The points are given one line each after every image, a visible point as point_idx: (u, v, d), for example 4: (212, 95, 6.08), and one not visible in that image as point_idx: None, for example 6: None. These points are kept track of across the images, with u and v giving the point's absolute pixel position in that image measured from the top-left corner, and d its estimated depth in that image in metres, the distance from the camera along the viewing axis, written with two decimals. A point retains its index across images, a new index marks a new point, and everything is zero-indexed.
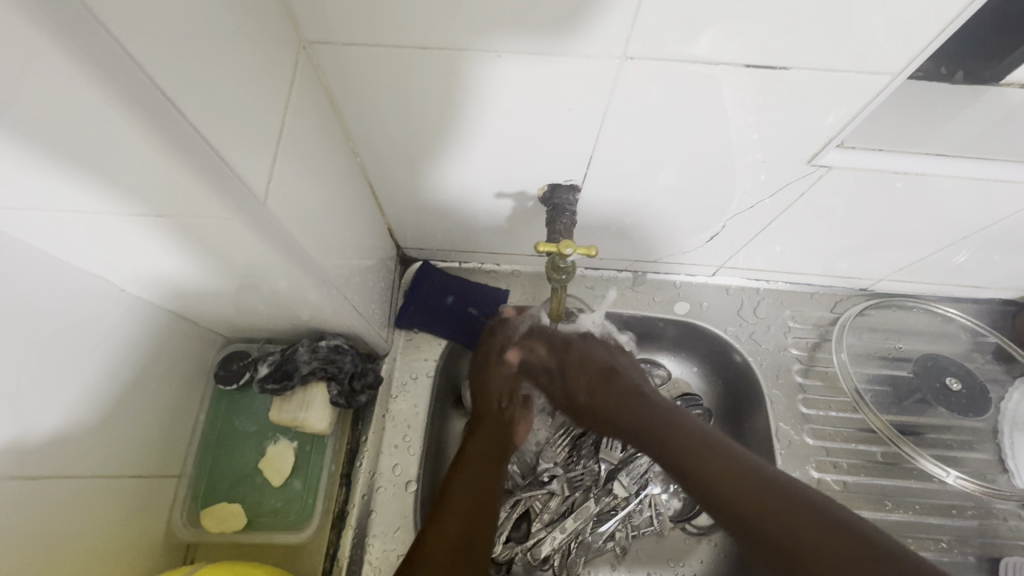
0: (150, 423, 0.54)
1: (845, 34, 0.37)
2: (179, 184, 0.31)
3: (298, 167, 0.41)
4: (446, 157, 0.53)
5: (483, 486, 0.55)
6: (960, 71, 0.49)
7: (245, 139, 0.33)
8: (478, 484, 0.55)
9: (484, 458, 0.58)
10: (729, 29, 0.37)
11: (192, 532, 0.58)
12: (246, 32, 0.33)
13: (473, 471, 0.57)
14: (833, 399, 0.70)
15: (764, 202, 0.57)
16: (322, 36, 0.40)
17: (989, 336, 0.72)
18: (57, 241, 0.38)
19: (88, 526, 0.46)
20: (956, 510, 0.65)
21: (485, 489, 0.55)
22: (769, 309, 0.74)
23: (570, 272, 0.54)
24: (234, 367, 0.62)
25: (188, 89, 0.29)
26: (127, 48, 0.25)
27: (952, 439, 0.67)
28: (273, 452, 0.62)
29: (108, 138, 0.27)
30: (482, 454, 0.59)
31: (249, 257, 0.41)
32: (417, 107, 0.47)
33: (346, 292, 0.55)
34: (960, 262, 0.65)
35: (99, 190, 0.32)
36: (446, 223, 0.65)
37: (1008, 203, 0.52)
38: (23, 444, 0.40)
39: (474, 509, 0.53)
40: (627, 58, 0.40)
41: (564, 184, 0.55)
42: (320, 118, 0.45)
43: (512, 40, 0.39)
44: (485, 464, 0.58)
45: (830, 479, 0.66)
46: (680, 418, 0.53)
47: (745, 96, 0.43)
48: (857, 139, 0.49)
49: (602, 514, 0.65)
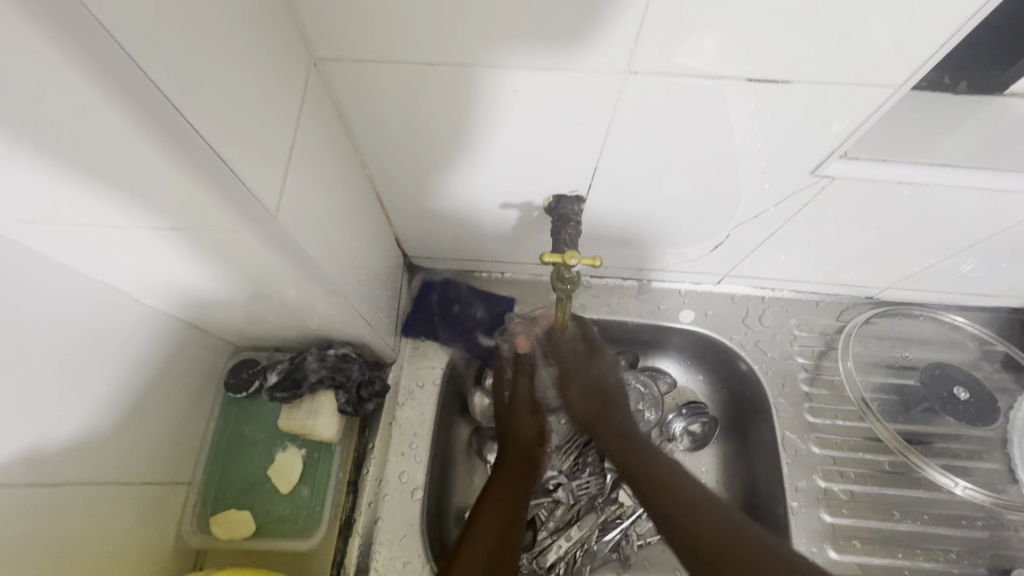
0: (161, 430, 0.55)
1: (847, 45, 0.37)
2: (196, 200, 0.32)
3: (309, 181, 0.42)
4: (453, 169, 0.54)
5: (507, 518, 0.57)
6: (964, 81, 0.50)
7: (257, 155, 0.34)
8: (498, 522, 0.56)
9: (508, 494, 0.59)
10: (731, 41, 0.38)
11: (201, 539, 0.59)
12: (259, 52, 0.34)
13: (495, 509, 0.57)
14: (840, 408, 0.70)
15: (768, 211, 0.57)
16: (332, 53, 0.41)
17: (997, 344, 0.71)
18: (74, 252, 0.39)
19: (100, 531, 0.47)
20: (966, 521, 0.65)
21: (509, 530, 0.56)
22: (775, 316, 0.74)
23: (575, 283, 0.54)
24: (244, 375, 0.63)
25: (203, 110, 0.30)
26: (148, 73, 0.26)
27: (960, 449, 0.66)
28: (282, 458, 0.62)
29: (128, 156, 0.29)
30: (504, 491, 0.59)
31: (260, 268, 0.42)
32: (425, 122, 0.48)
33: (355, 301, 0.55)
34: (967, 270, 0.65)
35: (117, 203, 0.33)
36: (453, 232, 0.66)
37: (1014, 212, 0.52)
38: (38, 452, 0.41)
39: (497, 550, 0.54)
40: (630, 72, 0.41)
41: (569, 195, 0.56)
42: (329, 130, 0.46)
43: (518, 55, 0.40)
44: (506, 501, 0.58)
45: (837, 488, 0.66)
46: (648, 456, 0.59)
47: (751, 104, 0.43)
48: (858, 149, 0.49)
49: (607, 523, 0.66)
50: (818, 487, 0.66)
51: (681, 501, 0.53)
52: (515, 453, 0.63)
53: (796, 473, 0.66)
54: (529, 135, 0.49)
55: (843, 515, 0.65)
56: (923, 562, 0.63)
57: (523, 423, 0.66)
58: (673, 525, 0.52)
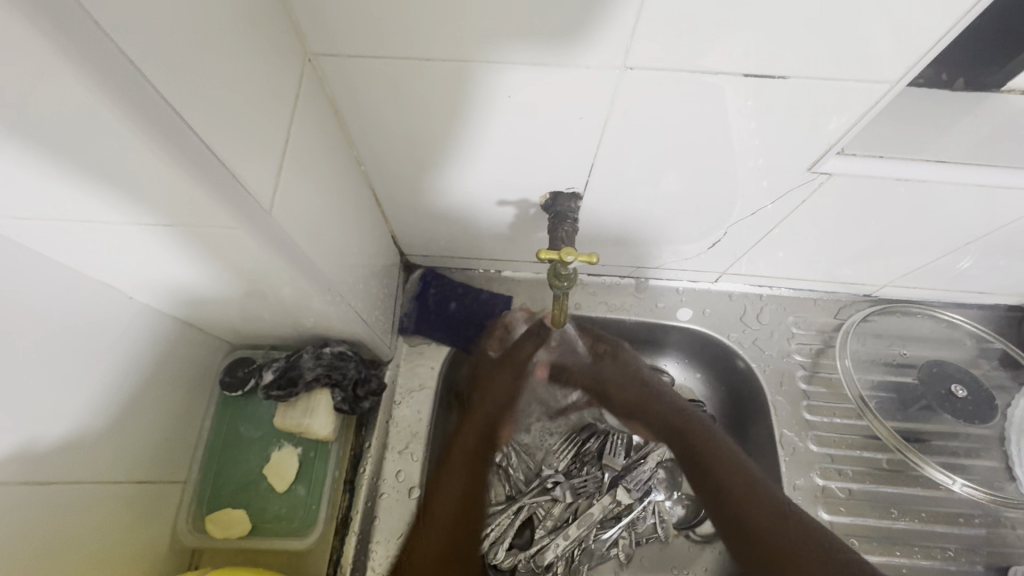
0: (157, 429, 0.54)
1: (845, 40, 0.37)
2: (187, 195, 0.32)
3: (304, 178, 0.42)
4: (450, 167, 0.54)
5: (469, 482, 0.60)
6: (960, 79, 0.49)
7: (251, 152, 0.34)
8: (463, 484, 0.60)
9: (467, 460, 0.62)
10: (731, 37, 0.38)
11: (197, 538, 0.58)
12: (252, 47, 0.34)
13: (460, 473, 0.61)
14: (837, 406, 0.70)
15: (766, 208, 0.57)
16: (327, 49, 0.41)
17: (994, 342, 0.71)
18: (66, 249, 0.39)
19: (95, 531, 0.47)
20: (963, 518, 0.65)
21: (473, 492, 0.60)
22: (772, 314, 0.74)
23: (572, 280, 0.54)
24: (239, 374, 0.63)
25: (194, 104, 0.29)
26: (138, 66, 0.25)
27: (959, 446, 0.67)
28: (277, 456, 0.62)
29: (118, 150, 0.28)
30: (466, 459, 0.62)
31: (255, 264, 0.41)
32: (421, 118, 0.47)
33: (351, 299, 0.55)
34: (965, 268, 0.64)
35: (107, 199, 0.32)
36: (449, 230, 0.66)
37: (1012, 209, 0.52)
38: (32, 451, 0.41)
39: (461, 510, 0.58)
40: (627, 68, 0.41)
41: (566, 192, 0.56)
42: (324, 126, 0.46)
43: (515, 51, 0.40)
44: (470, 466, 0.62)
45: (835, 486, 0.66)
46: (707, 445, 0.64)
47: (749, 100, 0.43)
48: (857, 146, 0.49)
49: (606, 521, 0.65)
50: (815, 485, 0.66)
51: (727, 478, 0.61)
52: (479, 418, 0.67)
53: (794, 472, 0.66)
54: (526, 132, 0.48)
55: (841, 513, 0.65)
56: (921, 560, 0.63)
57: (499, 384, 0.69)
58: (727, 508, 0.59)
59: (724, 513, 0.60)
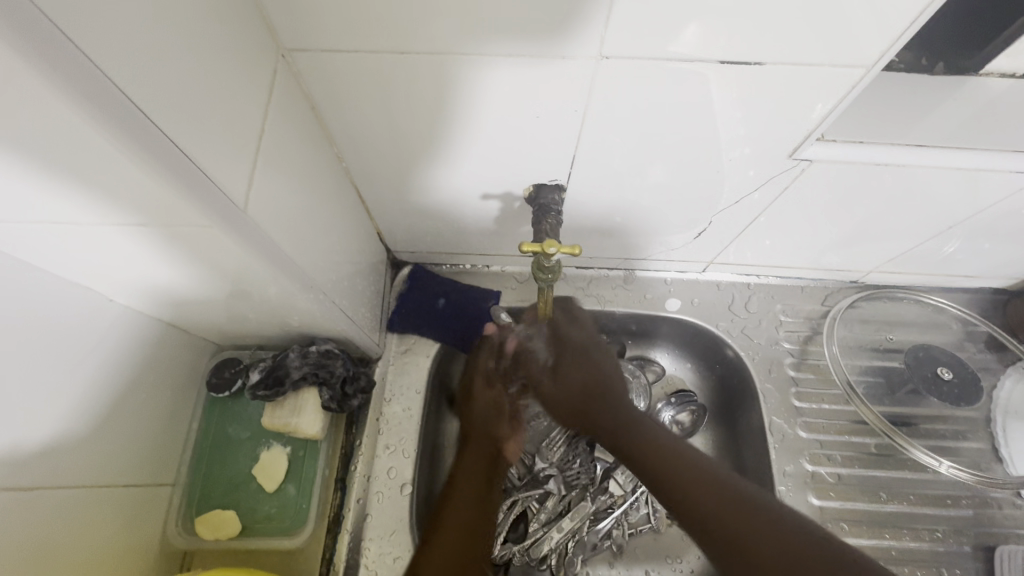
0: (145, 429, 0.54)
1: (827, 17, 0.36)
2: (163, 199, 0.32)
3: (278, 175, 0.41)
4: (431, 162, 0.54)
5: (478, 507, 0.56)
6: (940, 63, 0.50)
7: (224, 149, 0.34)
8: (468, 511, 0.55)
9: (474, 485, 0.57)
10: (710, 25, 0.37)
11: (187, 540, 0.58)
12: (221, 43, 0.34)
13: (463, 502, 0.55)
14: (826, 393, 0.71)
15: (752, 195, 0.56)
16: (300, 44, 0.40)
17: (980, 325, 0.71)
18: (44, 253, 0.39)
19: (84, 535, 0.47)
20: (951, 499, 0.66)
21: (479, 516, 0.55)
22: (760, 303, 0.75)
23: (556, 272, 0.54)
24: (226, 375, 0.62)
25: (158, 102, 0.28)
26: (105, 72, 0.25)
27: (947, 429, 0.67)
28: (266, 457, 0.62)
29: (84, 147, 0.27)
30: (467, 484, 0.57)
31: (235, 265, 0.41)
32: (399, 112, 0.47)
33: (335, 296, 0.55)
34: (950, 252, 0.65)
35: (83, 203, 0.32)
36: (435, 226, 0.65)
37: (994, 192, 0.52)
38: (15, 456, 0.41)
39: (466, 538, 0.53)
40: (602, 57, 0.40)
41: (550, 184, 0.56)
42: (300, 121, 0.45)
43: (489, 44, 0.40)
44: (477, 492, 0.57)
45: (824, 472, 0.66)
46: (633, 424, 0.56)
47: (732, 88, 0.43)
48: (836, 132, 0.49)
49: (599, 513, 0.66)
50: (805, 470, 0.66)
51: (693, 492, 0.48)
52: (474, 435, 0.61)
53: (783, 458, 0.67)
54: (510, 129, 0.48)
55: (830, 498, 0.65)
56: (908, 543, 0.64)
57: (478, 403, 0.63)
58: (641, 450, 0.53)
59: (647, 465, 0.52)
